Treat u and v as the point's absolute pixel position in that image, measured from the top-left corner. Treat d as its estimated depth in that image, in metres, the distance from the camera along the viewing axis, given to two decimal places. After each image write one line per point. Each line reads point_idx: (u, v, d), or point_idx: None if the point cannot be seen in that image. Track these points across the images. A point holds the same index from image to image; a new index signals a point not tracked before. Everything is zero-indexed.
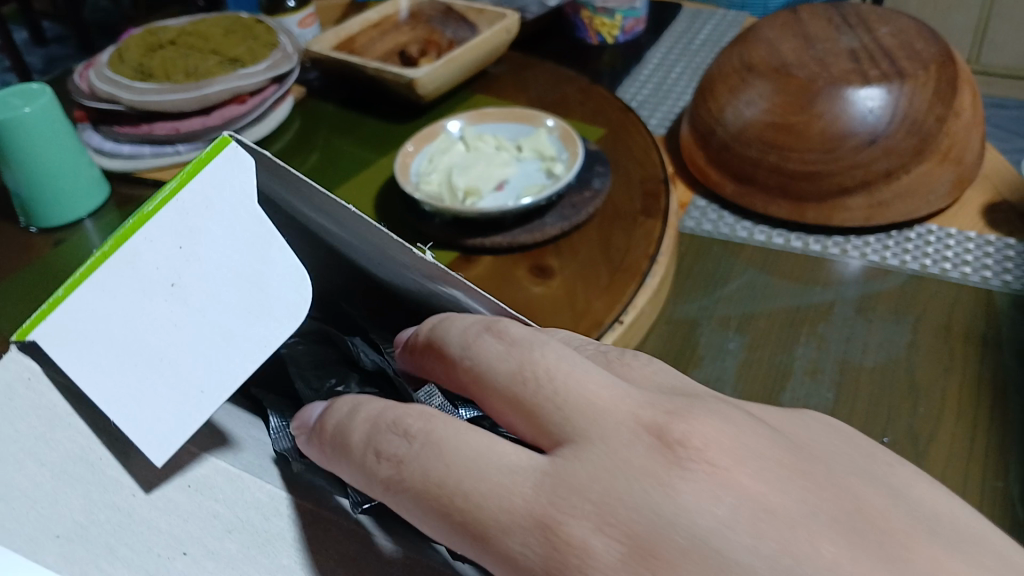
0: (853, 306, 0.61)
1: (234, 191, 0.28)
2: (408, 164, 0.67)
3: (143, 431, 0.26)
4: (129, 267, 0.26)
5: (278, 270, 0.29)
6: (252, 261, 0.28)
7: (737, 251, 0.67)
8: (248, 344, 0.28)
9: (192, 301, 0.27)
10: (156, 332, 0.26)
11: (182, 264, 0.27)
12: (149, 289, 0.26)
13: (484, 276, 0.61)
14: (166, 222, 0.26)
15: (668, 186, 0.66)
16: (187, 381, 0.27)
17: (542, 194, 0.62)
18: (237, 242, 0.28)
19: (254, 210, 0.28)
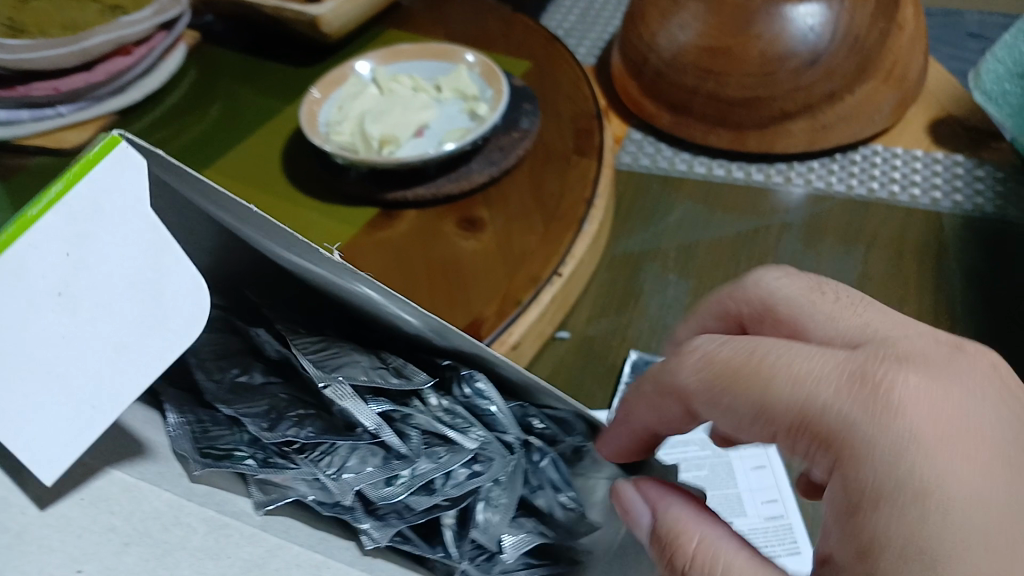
0: (800, 237, 0.58)
1: (121, 193, 0.24)
2: (315, 112, 0.61)
3: (35, 447, 0.23)
4: (13, 276, 0.22)
5: (165, 276, 0.25)
6: (147, 265, 0.25)
7: (677, 186, 0.63)
8: (144, 359, 0.25)
9: (81, 312, 0.23)
10: (42, 347, 0.23)
11: (69, 274, 0.23)
12: (35, 303, 0.23)
13: (408, 233, 0.56)
14: (53, 229, 0.23)
15: (600, 121, 0.62)
16: (75, 396, 0.23)
17: (466, 138, 0.57)
18: (126, 248, 0.24)
19: (144, 214, 0.25)
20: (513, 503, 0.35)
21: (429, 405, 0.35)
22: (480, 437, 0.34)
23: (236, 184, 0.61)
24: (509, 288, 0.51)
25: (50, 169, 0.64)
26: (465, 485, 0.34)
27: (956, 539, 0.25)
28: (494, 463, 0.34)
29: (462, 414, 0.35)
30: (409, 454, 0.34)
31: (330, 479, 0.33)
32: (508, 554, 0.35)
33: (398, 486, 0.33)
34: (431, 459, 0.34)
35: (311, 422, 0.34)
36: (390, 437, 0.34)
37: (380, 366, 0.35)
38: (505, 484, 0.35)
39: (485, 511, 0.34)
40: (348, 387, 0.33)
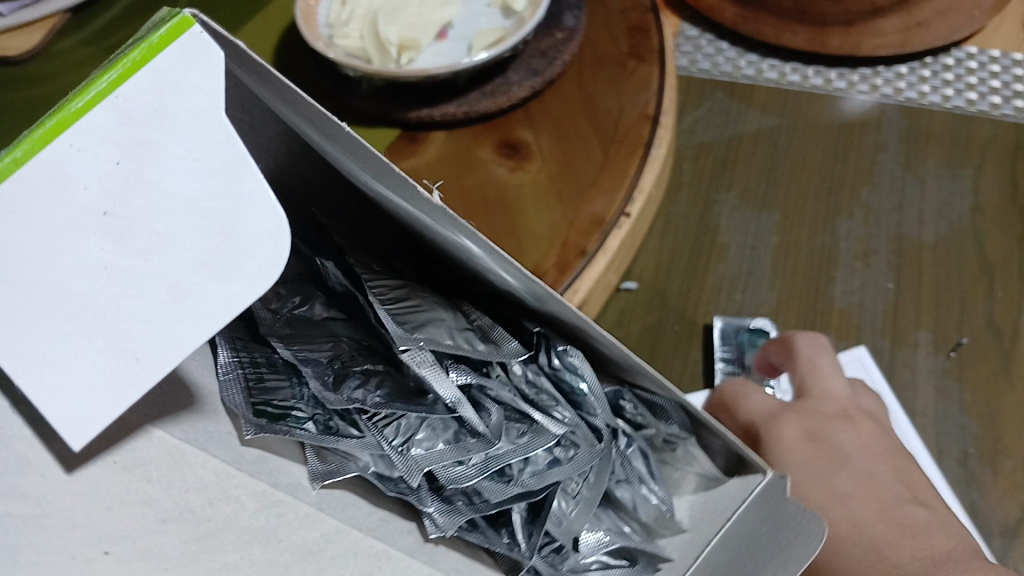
0: (898, 159, 0.49)
1: (189, 95, 0.19)
2: (312, 10, 0.49)
3: (60, 400, 0.19)
4: (51, 185, 0.18)
5: (240, 210, 0.20)
6: (218, 195, 0.19)
7: (746, 94, 0.53)
8: (207, 306, 0.20)
9: (130, 243, 0.19)
10: (85, 285, 0.19)
11: (122, 189, 0.18)
12: (76, 222, 0.18)
13: (438, 161, 0.46)
14: (105, 134, 0.18)
15: (657, 17, 0.51)
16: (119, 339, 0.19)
17: (502, 42, 0.47)
18: (192, 165, 0.19)
19: (219, 125, 0.19)
20: (597, 495, 0.28)
21: (511, 373, 0.28)
22: (567, 421, 0.28)
23: None
24: (570, 232, 0.42)
25: None
26: (544, 472, 0.27)
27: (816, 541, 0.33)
28: (581, 454, 0.27)
29: (550, 391, 0.28)
30: (491, 434, 0.27)
31: (396, 452, 0.28)
32: (583, 555, 0.29)
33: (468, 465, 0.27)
34: (512, 442, 0.27)
35: (379, 383, 0.29)
36: (472, 413, 0.27)
37: (465, 326, 0.28)
38: (590, 476, 0.28)
39: (567, 505, 0.28)
40: (432, 357, 0.27)
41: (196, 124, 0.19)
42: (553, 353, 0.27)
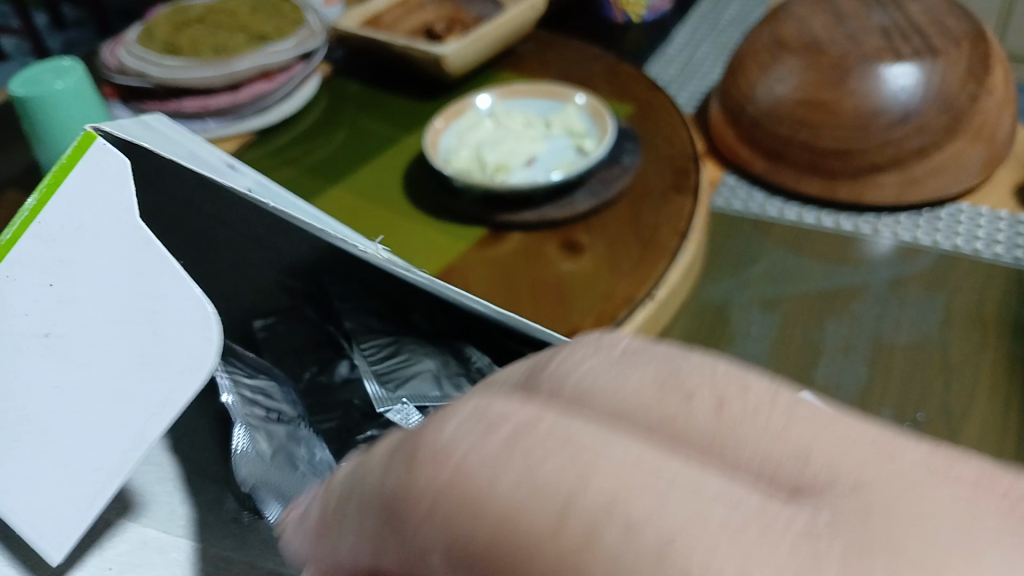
0: (885, 285, 0.62)
1: (99, 202, 0.32)
2: (436, 140, 0.67)
3: (52, 503, 0.33)
4: (7, 316, 0.33)
5: (156, 306, 0.32)
6: (142, 298, 0.32)
7: (768, 229, 0.68)
8: (140, 405, 0.32)
9: (72, 352, 0.33)
10: (41, 381, 0.33)
11: (54, 309, 0.33)
12: (24, 340, 0.33)
13: (514, 252, 0.61)
14: (31, 260, 0.33)
15: (697, 163, 0.66)
16: (85, 455, 0.33)
17: (571, 169, 0.62)
18: (114, 278, 0.33)
19: (123, 236, 0.32)
20: None
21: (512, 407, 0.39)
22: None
23: (360, 200, 0.67)
24: (605, 306, 0.55)
25: None
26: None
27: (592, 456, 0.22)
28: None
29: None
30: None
31: None
32: None
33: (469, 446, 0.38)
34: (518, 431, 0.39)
35: None
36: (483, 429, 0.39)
37: None
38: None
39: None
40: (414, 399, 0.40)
41: (106, 236, 0.32)
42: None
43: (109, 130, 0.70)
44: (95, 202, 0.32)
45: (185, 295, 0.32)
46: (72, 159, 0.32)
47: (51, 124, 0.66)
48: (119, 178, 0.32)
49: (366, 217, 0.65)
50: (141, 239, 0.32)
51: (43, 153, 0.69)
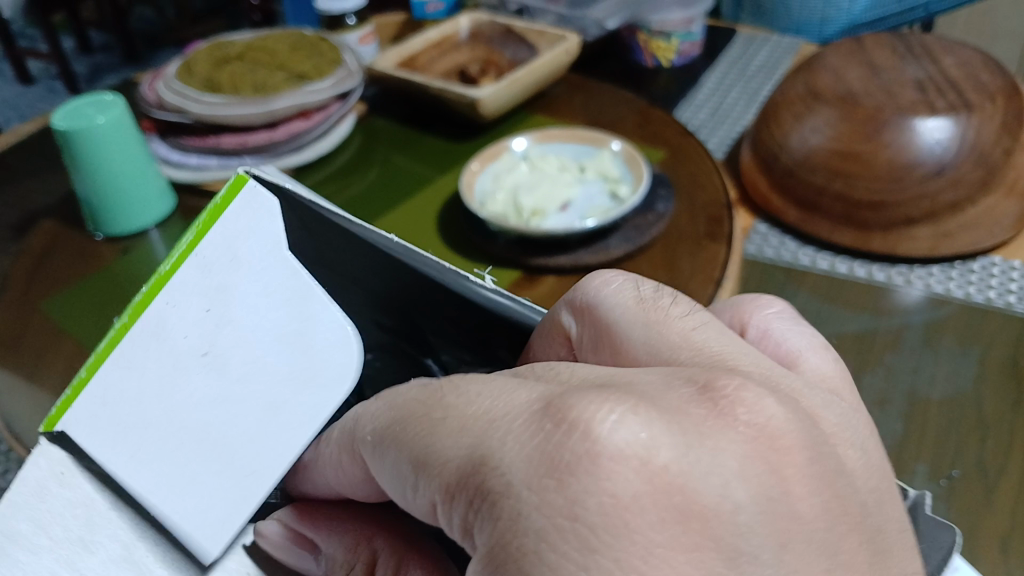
0: (921, 335, 0.63)
1: (257, 232, 0.32)
2: (472, 182, 0.67)
3: (198, 519, 0.29)
4: (163, 338, 0.30)
5: (310, 329, 0.33)
6: (294, 319, 0.33)
7: (800, 277, 0.68)
8: (296, 417, 0.32)
9: (229, 369, 0.31)
10: (202, 406, 0.30)
11: (213, 333, 0.31)
12: (183, 361, 0.30)
13: (549, 294, 0.61)
14: (189, 286, 0.30)
15: (731, 210, 0.66)
16: (237, 464, 0.31)
17: (606, 216, 0.62)
18: (265, 299, 0.32)
19: (280, 262, 0.33)
20: None
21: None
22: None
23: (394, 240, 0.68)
24: None
25: None
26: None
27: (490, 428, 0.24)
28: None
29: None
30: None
31: None
32: None
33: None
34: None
35: None
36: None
37: None
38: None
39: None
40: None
41: (262, 266, 0.32)
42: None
43: (145, 163, 0.71)
44: (255, 234, 0.32)
45: (338, 317, 0.34)
46: (231, 197, 0.31)
47: (89, 157, 0.67)
48: (277, 215, 0.33)
49: None
50: (291, 269, 0.33)
51: (80, 185, 0.69)
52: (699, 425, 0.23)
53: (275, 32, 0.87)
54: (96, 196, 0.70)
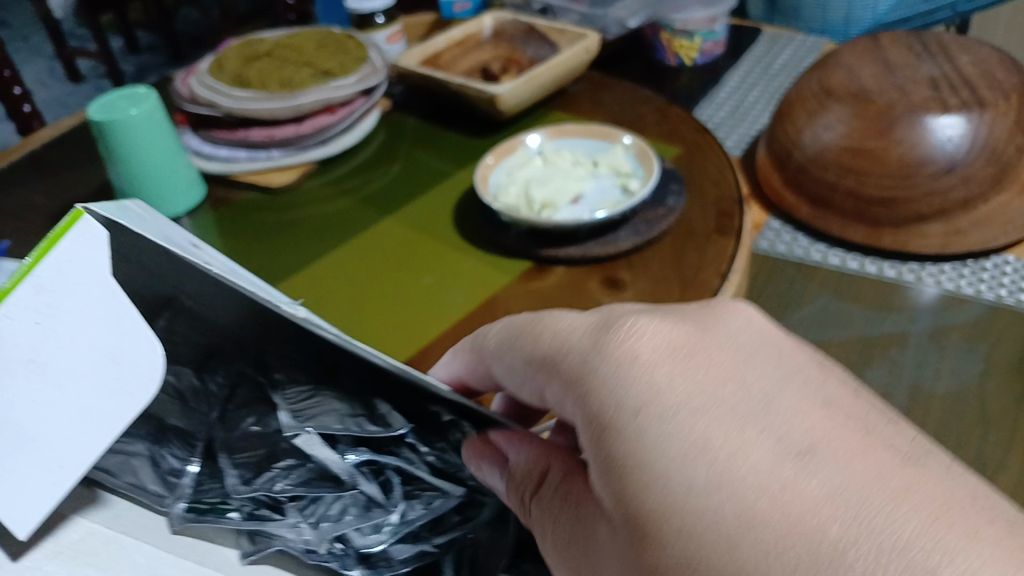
0: (926, 335, 0.63)
1: (89, 263, 0.29)
2: (487, 176, 0.69)
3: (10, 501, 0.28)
4: None
5: (122, 347, 0.30)
6: (106, 335, 0.30)
7: (810, 274, 0.69)
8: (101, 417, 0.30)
9: (50, 374, 0.29)
10: (21, 411, 0.28)
11: (38, 342, 0.28)
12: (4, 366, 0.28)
13: (556, 285, 0.62)
14: (20, 304, 0.28)
15: (742, 206, 0.67)
16: (46, 454, 0.29)
17: (615, 208, 0.63)
18: (86, 317, 0.29)
19: (106, 284, 0.30)
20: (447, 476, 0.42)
21: (422, 455, 0.41)
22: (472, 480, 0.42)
23: (410, 232, 0.70)
24: None
25: (259, 207, 0.76)
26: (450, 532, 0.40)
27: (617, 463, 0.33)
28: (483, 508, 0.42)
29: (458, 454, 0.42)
30: (388, 503, 0.39)
31: (308, 525, 0.37)
32: None
33: (348, 547, 0.38)
34: (423, 505, 0.40)
35: (295, 475, 0.38)
36: (371, 488, 0.39)
37: (356, 414, 0.38)
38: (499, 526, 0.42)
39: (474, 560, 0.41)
40: (318, 435, 0.38)
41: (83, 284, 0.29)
42: (456, 426, 0.41)
43: (177, 152, 0.73)
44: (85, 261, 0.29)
45: (145, 333, 0.31)
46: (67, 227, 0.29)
47: (124, 150, 0.70)
48: (104, 247, 0.29)
49: (416, 250, 0.68)
50: (111, 288, 0.30)
51: (115, 175, 0.72)
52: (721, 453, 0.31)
53: (306, 30, 0.89)
54: (131, 186, 0.72)
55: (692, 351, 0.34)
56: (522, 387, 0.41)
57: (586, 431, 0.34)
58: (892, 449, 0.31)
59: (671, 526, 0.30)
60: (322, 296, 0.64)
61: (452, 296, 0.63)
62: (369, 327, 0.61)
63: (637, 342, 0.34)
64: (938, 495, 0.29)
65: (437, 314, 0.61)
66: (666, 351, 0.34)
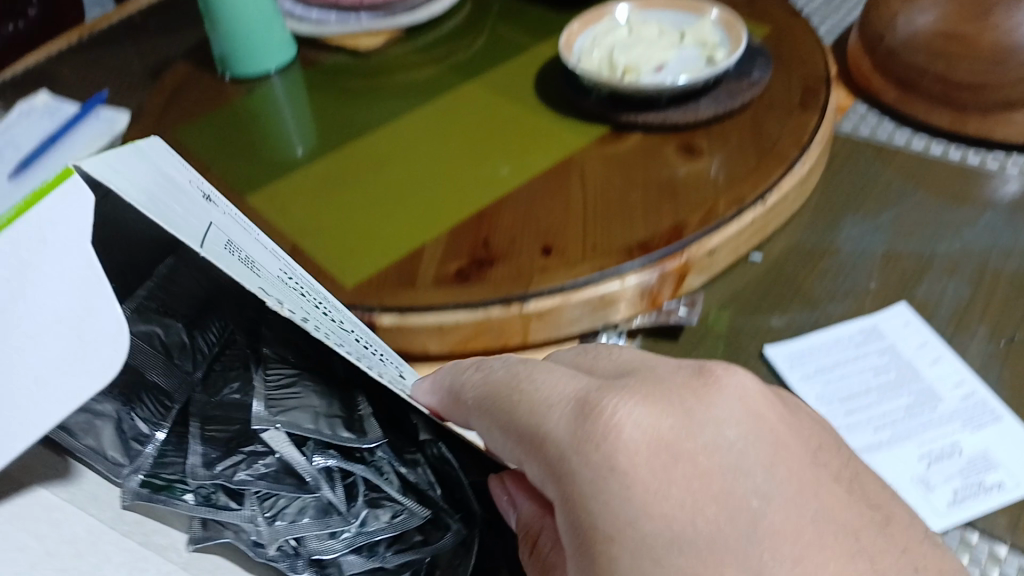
0: (1003, 212, 0.62)
1: (71, 228, 0.28)
2: (571, 42, 0.70)
3: None
4: None
5: (89, 318, 0.27)
6: (77, 305, 0.27)
7: (889, 157, 0.68)
8: (59, 391, 0.27)
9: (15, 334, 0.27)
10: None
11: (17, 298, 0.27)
12: None
13: (632, 150, 0.65)
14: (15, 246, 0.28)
15: (828, 85, 0.68)
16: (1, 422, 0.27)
17: (698, 76, 0.64)
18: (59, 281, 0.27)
19: (83, 252, 0.27)
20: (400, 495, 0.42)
21: (395, 473, 0.40)
22: (434, 506, 0.41)
23: (495, 96, 0.72)
24: (717, 202, 0.60)
25: (347, 70, 0.79)
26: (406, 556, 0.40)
27: (580, 517, 0.35)
28: (442, 537, 0.40)
29: (419, 479, 0.41)
30: (349, 512, 0.39)
31: (265, 521, 0.37)
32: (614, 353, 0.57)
33: (302, 556, 0.38)
34: (381, 520, 0.40)
35: (262, 462, 0.38)
36: (332, 494, 0.38)
37: (332, 416, 0.39)
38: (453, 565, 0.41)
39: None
40: (287, 435, 0.37)
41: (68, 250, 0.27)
42: (432, 444, 0.42)
43: (273, 11, 0.76)
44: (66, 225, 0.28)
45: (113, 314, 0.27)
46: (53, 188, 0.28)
47: (223, 6, 0.73)
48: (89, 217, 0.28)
49: (503, 112, 0.71)
50: (86, 260, 0.27)
51: (216, 31, 0.76)
52: (682, 490, 0.34)
53: None
54: (229, 43, 0.76)
55: (676, 449, 0.35)
56: (503, 453, 0.39)
57: (543, 470, 0.37)
58: (824, 496, 0.35)
59: (620, 552, 0.34)
60: (404, 176, 0.66)
61: (526, 194, 0.63)
62: (447, 182, 0.65)
63: (620, 445, 0.35)
64: (834, 531, 0.34)
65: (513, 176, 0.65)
66: (648, 453, 0.35)
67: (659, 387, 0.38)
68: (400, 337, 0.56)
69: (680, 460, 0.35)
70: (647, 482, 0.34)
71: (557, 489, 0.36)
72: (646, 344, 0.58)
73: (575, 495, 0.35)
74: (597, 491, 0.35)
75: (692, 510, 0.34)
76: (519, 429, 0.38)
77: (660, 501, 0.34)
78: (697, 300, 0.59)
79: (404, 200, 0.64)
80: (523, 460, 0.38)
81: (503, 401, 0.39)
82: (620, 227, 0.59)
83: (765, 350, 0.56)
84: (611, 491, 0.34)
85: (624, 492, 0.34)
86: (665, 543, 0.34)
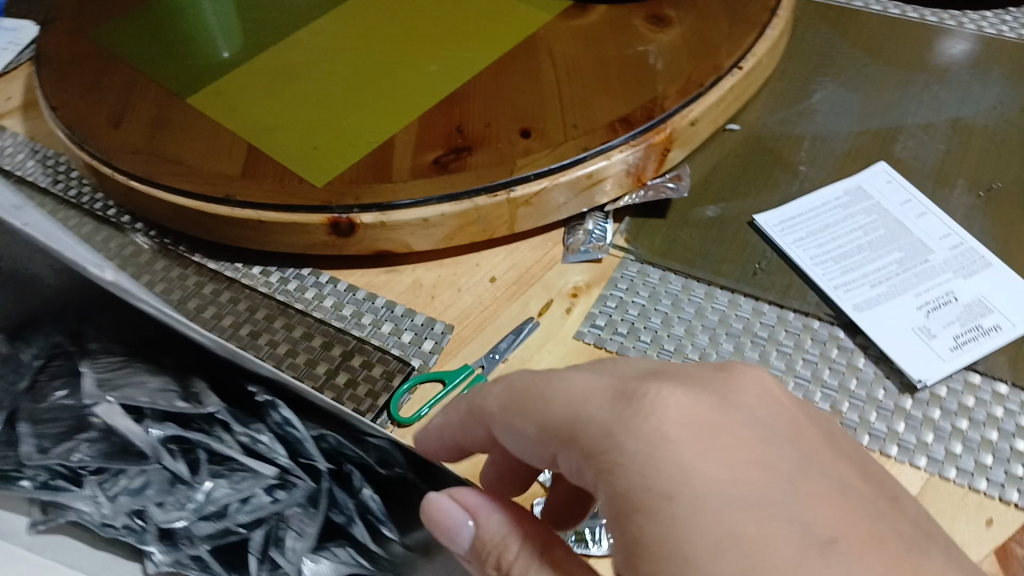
0: (969, 68, 0.65)
1: None
2: None
3: None
4: None
5: None
6: None
7: (854, 17, 0.71)
8: None
9: None
10: None
11: None
12: None
13: (601, 21, 0.65)
14: None
15: None
16: None
17: None
18: None
19: None
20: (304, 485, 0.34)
21: (233, 432, 0.33)
22: (284, 462, 0.33)
23: None
24: (696, 71, 0.60)
25: None
26: (261, 511, 0.33)
27: (643, 515, 0.28)
28: (296, 490, 0.34)
29: (270, 441, 0.33)
30: (195, 479, 0.33)
31: (104, 497, 0.33)
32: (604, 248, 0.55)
33: (150, 526, 0.33)
34: (229, 482, 0.33)
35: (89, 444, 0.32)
36: (177, 464, 0.33)
37: (170, 388, 0.32)
38: (311, 510, 0.34)
39: (290, 537, 0.34)
40: (120, 406, 0.32)
41: None
42: (269, 406, 0.32)
43: None
44: None
45: None
46: None
47: None
48: None
49: None
50: None
51: None
52: (743, 467, 0.28)
53: None
54: None
55: (713, 423, 0.29)
56: (531, 455, 0.33)
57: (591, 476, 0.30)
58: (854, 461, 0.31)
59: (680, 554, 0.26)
60: (329, 72, 0.63)
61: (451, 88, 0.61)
62: (395, 76, 0.62)
63: (659, 426, 0.29)
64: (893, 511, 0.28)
65: (475, 60, 0.63)
66: (688, 430, 0.28)
67: (690, 368, 0.32)
68: (382, 234, 0.53)
69: (738, 431, 0.29)
70: (712, 461, 0.28)
71: (608, 487, 0.29)
72: (636, 223, 0.57)
73: (633, 482, 0.28)
74: (661, 477, 0.28)
75: (758, 484, 0.27)
76: (558, 431, 0.31)
77: (728, 475, 0.27)
78: (683, 174, 0.58)
79: (327, 99, 0.60)
80: (564, 454, 0.31)
81: (534, 405, 0.32)
82: (580, 103, 0.58)
83: (754, 218, 0.55)
84: (674, 467, 0.28)
85: (685, 478, 0.27)
86: (747, 515, 0.27)
